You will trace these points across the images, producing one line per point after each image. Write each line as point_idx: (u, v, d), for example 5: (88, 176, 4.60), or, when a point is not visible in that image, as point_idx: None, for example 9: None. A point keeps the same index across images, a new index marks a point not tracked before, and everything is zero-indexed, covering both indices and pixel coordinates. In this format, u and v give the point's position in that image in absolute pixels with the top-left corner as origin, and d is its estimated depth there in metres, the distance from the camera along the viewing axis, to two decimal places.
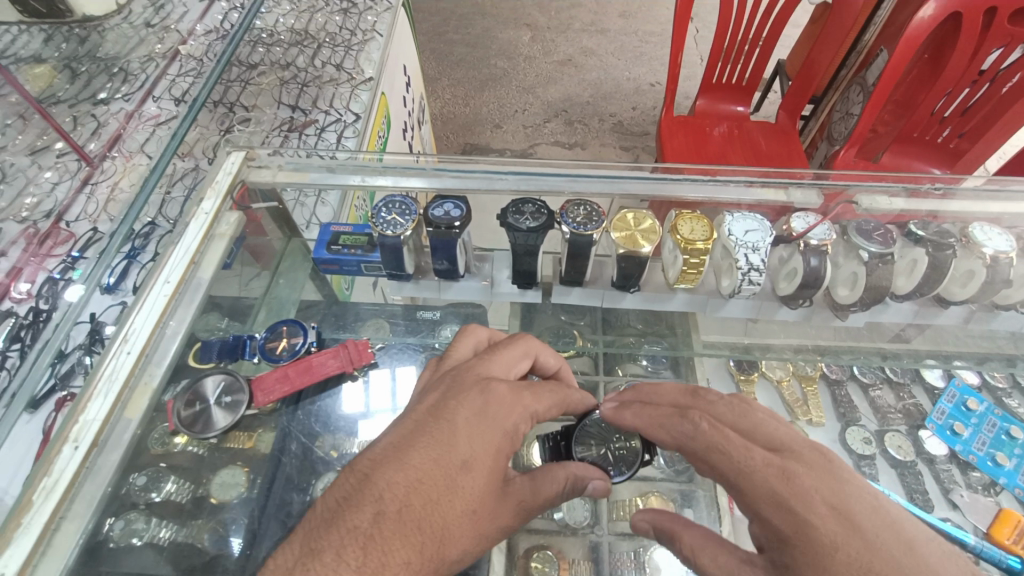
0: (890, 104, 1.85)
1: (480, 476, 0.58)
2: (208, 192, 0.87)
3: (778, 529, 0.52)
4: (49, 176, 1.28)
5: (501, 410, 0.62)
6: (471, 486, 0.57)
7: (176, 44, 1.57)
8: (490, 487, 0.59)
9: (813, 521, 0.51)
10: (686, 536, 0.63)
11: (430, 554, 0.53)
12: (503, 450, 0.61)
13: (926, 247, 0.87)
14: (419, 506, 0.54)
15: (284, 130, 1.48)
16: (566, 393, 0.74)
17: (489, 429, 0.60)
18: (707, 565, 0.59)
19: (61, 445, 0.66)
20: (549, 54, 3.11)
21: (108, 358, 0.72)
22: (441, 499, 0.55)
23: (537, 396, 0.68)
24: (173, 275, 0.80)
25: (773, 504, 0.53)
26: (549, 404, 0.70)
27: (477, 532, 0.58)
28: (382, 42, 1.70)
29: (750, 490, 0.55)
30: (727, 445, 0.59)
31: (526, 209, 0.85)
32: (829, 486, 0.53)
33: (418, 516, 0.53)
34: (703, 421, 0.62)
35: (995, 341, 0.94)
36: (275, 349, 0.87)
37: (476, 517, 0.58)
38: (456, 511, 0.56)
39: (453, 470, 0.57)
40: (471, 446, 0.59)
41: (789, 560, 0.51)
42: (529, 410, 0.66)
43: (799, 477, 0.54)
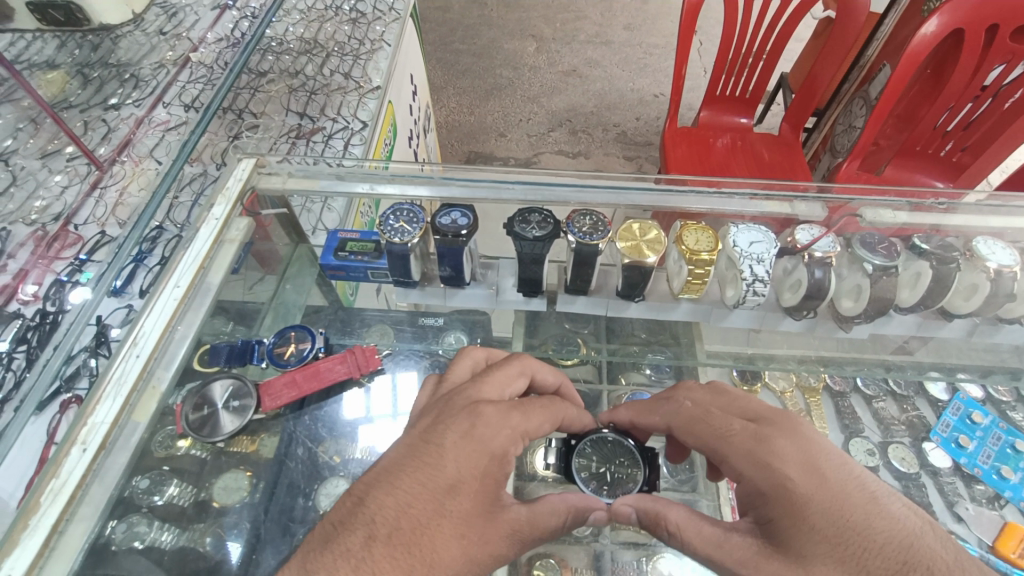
0: (892, 118, 1.86)
1: (470, 498, 0.58)
2: (218, 198, 0.89)
3: (757, 484, 0.59)
4: (59, 180, 1.30)
5: (490, 430, 0.63)
6: (461, 510, 0.57)
7: (187, 52, 1.59)
8: (479, 511, 0.59)
9: (786, 473, 0.57)
10: (671, 514, 0.66)
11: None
12: (493, 473, 0.61)
13: (929, 261, 0.87)
14: (408, 529, 0.54)
15: (291, 137, 1.50)
16: (557, 412, 0.73)
17: (477, 450, 0.61)
18: (692, 537, 0.62)
19: (68, 448, 0.66)
20: (554, 64, 3.14)
21: (117, 361, 0.73)
22: (431, 521, 0.55)
23: (529, 416, 0.68)
24: (183, 280, 0.81)
25: (750, 463, 0.60)
26: (541, 425, 0.70)
27: (469, 561, 0.56)
28: (390, 51, 1.72)
29: (729, 452, 0.63)
30: (709, 417, 0.68)
31: (532, 218, 0.86)
32: (801, 447, 0.59)
33: (407, 539, 0.53)
34: (690, 401, 0.72)
35: (998, 354, 0.94)
36: (283, 354, 0.87)
37: (467, 544, 0.57)
38: (446, 536, 0.55)
39: (441, 493, 0.57)
40: (461, 467, 0.59)
41: (765, 512, 0.57)
42: (518, 431, 0.66)
43: (774, 439, 0.61)
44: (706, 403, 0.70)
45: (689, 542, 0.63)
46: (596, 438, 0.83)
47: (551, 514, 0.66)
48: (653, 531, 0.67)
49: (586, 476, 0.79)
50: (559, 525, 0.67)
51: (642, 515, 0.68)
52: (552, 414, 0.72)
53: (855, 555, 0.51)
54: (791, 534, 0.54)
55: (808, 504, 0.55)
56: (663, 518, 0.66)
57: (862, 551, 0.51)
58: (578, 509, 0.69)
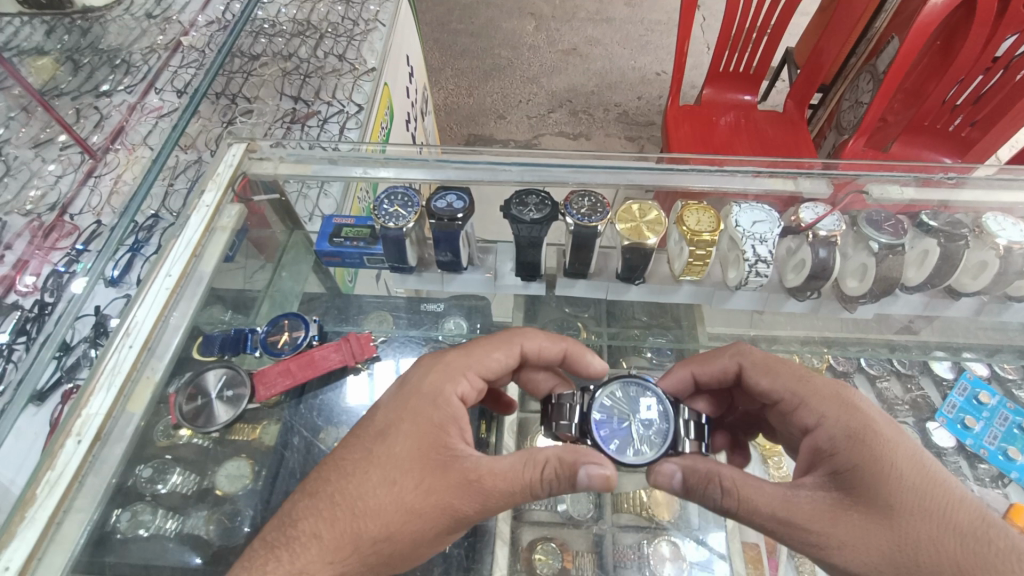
0: (900, 93, 1.82)
1: (401, 447, 0.63)
2: (209, 184, 0.87)
3: (843, 430, 0.64)
4: (52, 169, 1.28)
5: (424, 381, 0.70)
6: (391, 460, 0.62)
7: (178, 36, 1.56)
8: (416, 462, 0.62)
9: (873, 425, 0.63)
10: (725, 470, 0.64)
11: (346, 524, 0.58)
12: (430, 420, 0.65)
13: (937, 238, 0.85)
14: (338, 479, 0.61)
15: (286, 122, 1.48)
16: (517, 345, 0.77)
17: (412, 402, 0.67)
18: (753, 493, 0.61)
19: (63, 440, 0.66)
20: (554, 43, 3.07)
21: (110, 352, 0.72)
22: (355, 471, 0.61)
23: (476, 358, 0.74)
24: (175, 269, 0.80)
25: (841, 412, 0.66)
26: (497, 361, 0.75)
27: (406, 511, 0.59)
28: (385, 32, 1.68)
29: (814, 400, 0.68)
30: (784, 366, 0.74)
31: (529, 200, 0.84)
32: (882, 415, 0.66)
33: (332, 489, 0.61)
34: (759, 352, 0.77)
35: (1005, 332, 0.93)
36: (278, 342, 0.87)
37: (400, 492, 0.60)
38: (371, 480, 0.61)
39: (370, 443, 0.64)
40: (387, 418, 0.65)
41: (852, 459, 0.61)
42: (459, 364, 0.72)
43: (859, 400, 0.67)
44: (775, 360, 0.75)
45: (748, 501, 0.61)
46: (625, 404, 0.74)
47: (519, 467, 0.62)
48: (702, 490, 0.64)
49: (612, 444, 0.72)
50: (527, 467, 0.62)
51: (688, 475, 0.66)
52: (506, 347, 0.76)
53: (941, 512, 0.57)
54: (880, 484, 0.59)
55: (897, 456, 0.60)
56: (716, 473, 0.64)
57: (950, 509, 0.57)
58: (554, 461, 0.62)
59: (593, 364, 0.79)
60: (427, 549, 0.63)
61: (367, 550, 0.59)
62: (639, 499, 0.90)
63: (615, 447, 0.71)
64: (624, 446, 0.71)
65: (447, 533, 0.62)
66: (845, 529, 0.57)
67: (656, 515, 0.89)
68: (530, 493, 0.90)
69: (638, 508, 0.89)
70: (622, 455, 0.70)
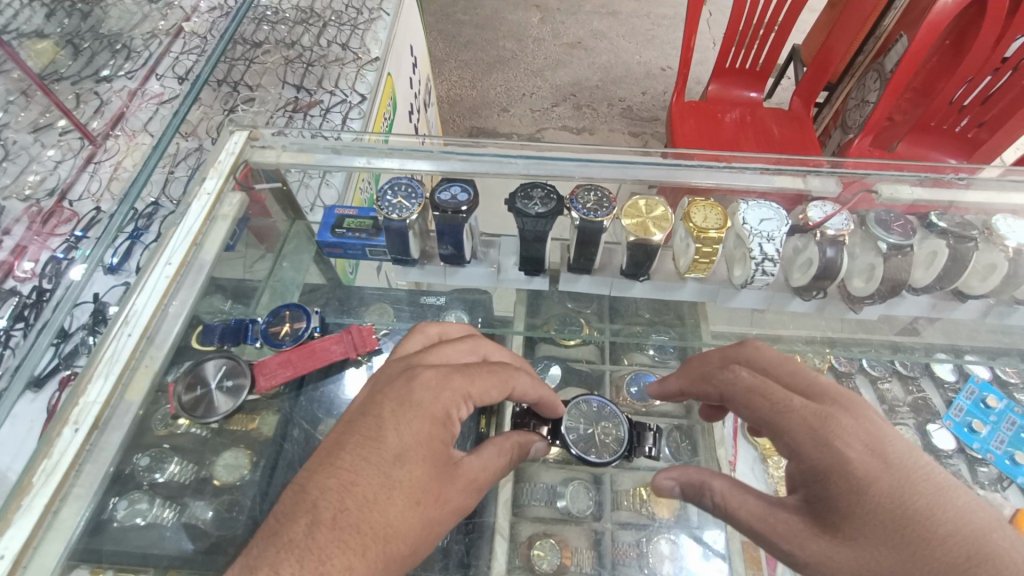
0: (909, 92, 1.80)
1: (422, 469, 0.60)
2: (210, 171, 0.86)
3: (815, 465, 0.58)
4: (52, 154, 1.27)
5: (429, 401, 0.64)
6: (415, 484, 0.60)
7: (180, 21, 1.55)
8: (435, 481, 0.61)
9: (850, 458, 0.57)
10: (716, 484, 0.68)
11: (378, 551, 0.56)
12: (442, 443, 0.63)
13: (947, 239, 0.84)
14: (355, 507, 0.56)
15: (288, 111, 1.46)
16: (511, 382, 0.73)
17: (425, 427, 0.62)
18: (738, 509, 0.64)
19: (61, 427, 0.65)
20: (559, 36, 3.05)
21: (109, 339, 0.72)
22: (377, 497, 0.57)
23: (476, 385, 0.68)
24: (175, 257, 0.79)
25: (814, 443, 0.59)
26: (491, 397, 0.70)
27: (428, 525, 0.60)
28: (389, 21, 1.65)
29: (790, 429, 0.60)
30: (770, 390, 0.64)
31: (535, 194, 0.83)
32: (865, 441, 0.58)
33: (354, 519, 0.56)
34: (746, 371, 0.67)
35: (1010, 335, 0.91)
36: (279, 334, 0.86)
37: (424, 511, 0.60)
38: (397, 506, 0.58)
39: (386, 465, 0.59)
40: (401, 441, 0.61)
41: (823, 494, 0.58)
42: (460, 394, 0.67)
43: (840, 423, 0.59)
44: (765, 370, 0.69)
45: (732, 513, 0.65)
46: (584, 406, 0.86)
47: (502, 462, 0.72)
48: (697, 498, 0.69)
49: (575, 438, 0.83)
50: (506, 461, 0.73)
51: (684, 487, 0.70)
52: (503, 383, 0.71)
53: (916, 548, 0.53)
54: (854, 520, 0.56)
55: (872, 491, 0.56)
56: (707, 486, 0.68)
57: (927, 544, 0.53)
58: (519, 448, 0.76)
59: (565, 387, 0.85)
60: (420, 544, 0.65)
61: (395, 570, 0.58)
62: (640, 496, 0.90)
63: (581, 450, 0.82)
64: (593, 452, 0.82)
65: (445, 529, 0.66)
66: (813, 555, 0.57)
67: (656, 513, 0.88)
68: (529, 488, 0.90)
69: (637, 505, 0.89)
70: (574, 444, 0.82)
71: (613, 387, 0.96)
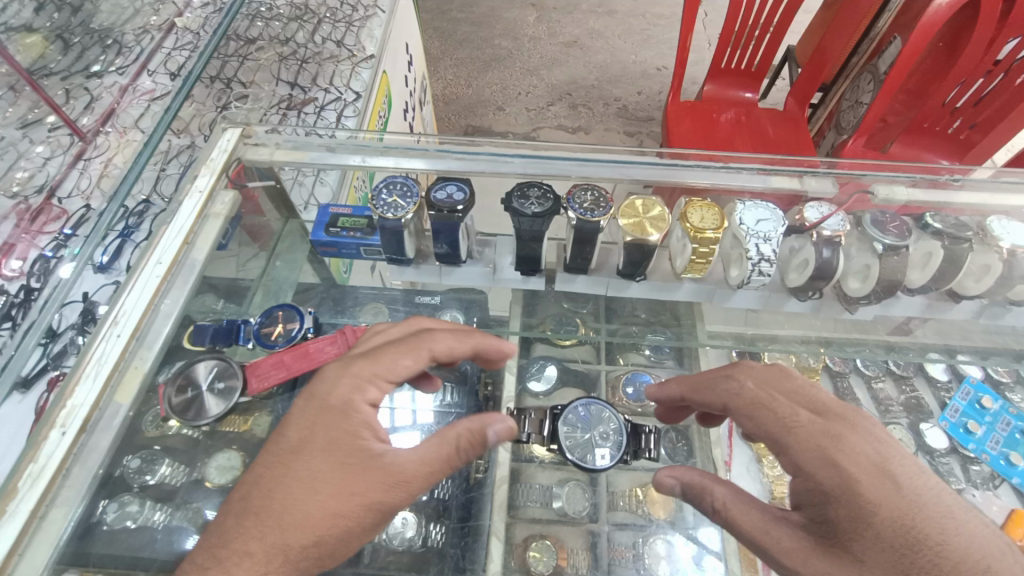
0: (902, 93, 1.81)
1: (322, 459, 0.61)
2: (202, 169, 0.85)
3: (819, 482, 0.59)
4: (41, 151, 1.25)
5: (328, 394, 0.66)
6: (312, 470, 0.60)
7: (172, 17, 1.53)
8: (337, 468, 0.61)
9: (855, 476, 0.58)
10: (717, 492, 0.67)
11: (276, 537, 0.57)
12: (345, 432, 0.63)
13: (942, 240, 0.85)
14: (259, 498, 0.59)
15: (282, 108, 1.45)
16: (426, 351, 0.72)
17: (323, 414, 0.64)
18: (739, 519, 0.63)
19: (48, 430, 0.64)
20: (555, 35, 3.04)
21: (98, 340, 0.70)
22: (279, 487, 0.59)
23: (382, 363, 0.69)
24: (166, 257, 0.78)
25: (820, 460, 0.60)
26: (406, 367, 0.70)
27: (332, 515, 0.59)
28: (385, 18, 1.64)
29: (796, 443, 0.62)
30: (775, 404, 0.65)
31: (531, 193, 0.82)
32: (869, 460, 0.59)
33: (257, 508, 0.58)
34: (751, 383, 0.68)
35: (1002, 336, 0.92)
36: (271, 335, 0.85)
37: (324, 499, 0.59)
38: (296, 495, 0.59)
39: (288, 458, 0.61)
40: (302, 433, 0.63)
41: (827, 512, 0.58)
42: (361, 377, 0.68)
43: (846, 441, 0.60)
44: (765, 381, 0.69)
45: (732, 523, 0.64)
46: (581, 408, 0.86)
47: (439, 452, 0.65)
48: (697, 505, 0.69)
49: (571, 445, 0.83)
50: (446, 452, 0.65)
51: (686, 492, 0.70)
52: (413, 351, 0.71)
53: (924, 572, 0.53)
54: (860, 539, 0.55)
55: (877, 510, 0.56)
56: (708, 493, 0.68)
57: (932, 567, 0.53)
58: (465, 432, 0.66)
59: (503, 346, 0.78)
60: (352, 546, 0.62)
61: (299, 560, 0.57)
62: (636, 497, 0.90)
63: (577, 456, 0.82)
64: (589, 458, 0.82)
65: (369, 528, 0.62)
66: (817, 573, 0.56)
67: (652, 513, 0.88)
68: (525, 489, 0.90)
69: (633, 506, 0.89)
70: (570, 451, 0.82)
71: (608, 388, 0.95)
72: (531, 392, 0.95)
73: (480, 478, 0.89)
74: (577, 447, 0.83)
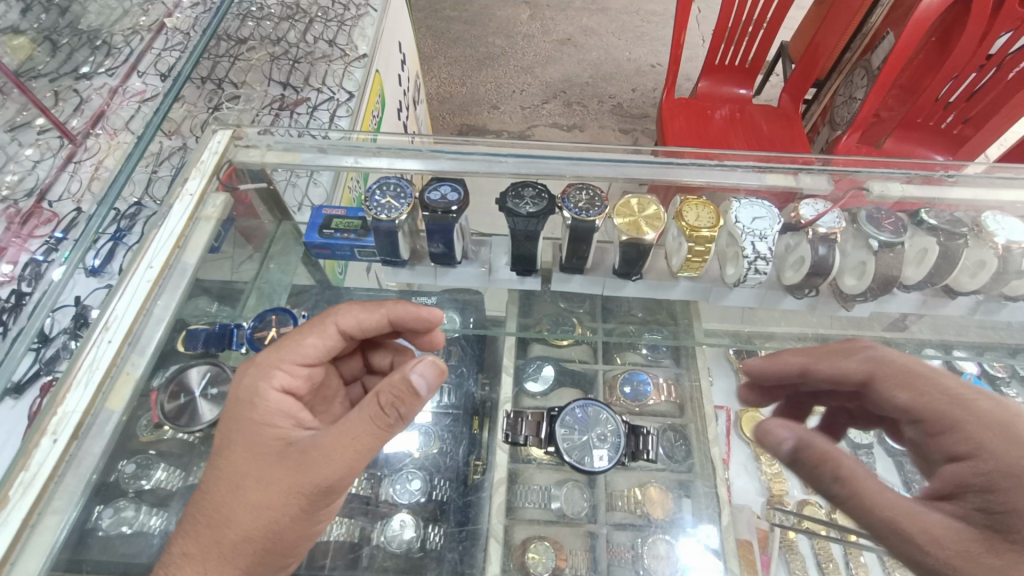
0: (895, 89, 1.83)
1: (237, 454, 0.62)
2: (192, 171, 0.84)
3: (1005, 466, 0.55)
4: (30, 153, 1.24)
5: (237, 388, 0.68)
6: (231, 468, 0.61)
7: (162, 17, 1.51)
8: (253, 461, 0.61)
9: None
10: (846, 461, 0.62)
11: (207, 536, 0.59)
12: (257, 423, 0.64)
13: (937, 236, 0.85)
14: (194, 503, 0.62)
15: (274, 108, 1.44)
16: (332, 325, 0.73)
17: (234, 410, 0.65)
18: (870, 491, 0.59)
19: (38, 437, 0.62)
20: (549, 32, 3.03)
21: (89, 345, 0.69)
22: (206, 488, 0.61)
23: (287, 347, 0.71)
24: (157, 260, 0.77)
25: (1003, 439, 0.56)
26: (312, 345, 0.72)
27: (254, 508, 0.59)
28: (377, 17, 1.63)
29: (974, 422, 0.59)
30: (943, 382, 0.64)
31: (525, 193, 0.82)
32: None
33: (193, 511, 0.61)
34: (903, 358, 0.69)
35: (997, 331, 0.92)
36: (264, 339, 0.84)
37: (243, 494, 0.60)
38: (220, 494, 0.60)
39: (212, 459, 0.63)
40: (222, 432, 0.64)
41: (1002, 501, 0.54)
42: (265, 365, 0.69)
43: None
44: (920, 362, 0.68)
45: (862, 491, 0.60)
46: (577, 409, 0.85)
47: (358, 417, 0.60)
48: (812, 467, 0.64)
49: (569, 447, 0.83)
50: (371, 414, 0.60)
51: (800, 447, 0.65)
52: (315, 330, 0.72)
53: None
54: None
55: None
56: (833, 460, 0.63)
57: None
58: (385, 384, 0.61)
59: (421, 314, 0.75)
60: (295, 533, 0.63)
61: (232, 555, 0.59)
62: (634, 497, 0.89)
63: (576, 459, 0.82)
64: (587, 460, 0.82)
65: (303, 513, 0.61)
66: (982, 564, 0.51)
67: (650, 513, 0.88)
68: (523, 491, 0.90)
69: (632, 506, 0.89)
70: (567, 453, 0.83)
71: (605, 387, 0.95)
72: (529, 392, 0.95)
73: (479, 480, 0.91)
74: (575, 449, 0.83)
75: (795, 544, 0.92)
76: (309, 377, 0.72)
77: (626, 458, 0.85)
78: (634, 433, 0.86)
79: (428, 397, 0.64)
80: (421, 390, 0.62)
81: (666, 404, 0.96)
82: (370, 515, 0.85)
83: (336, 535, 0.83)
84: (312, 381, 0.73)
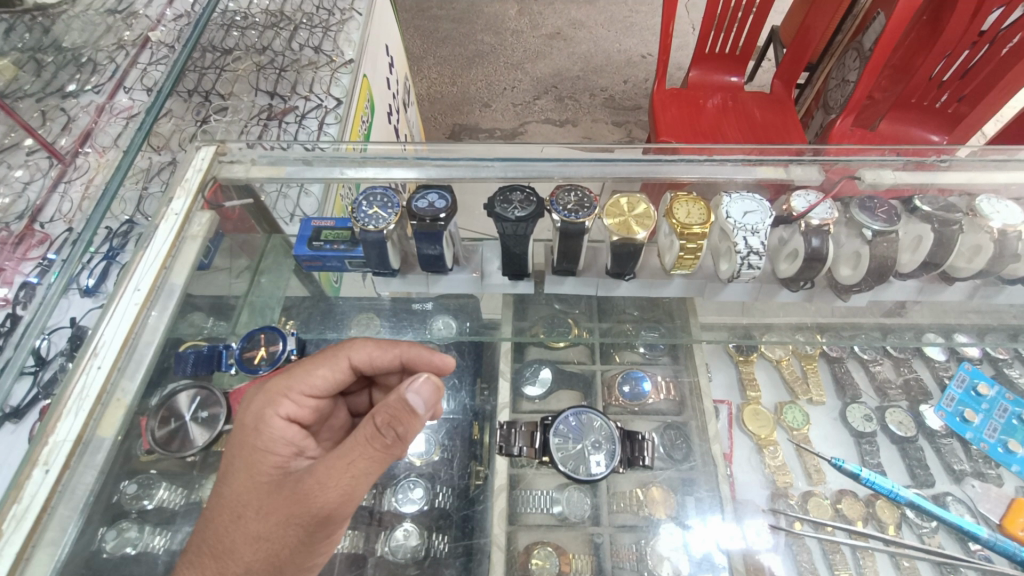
0: (887, 69, 1.79)
1: (240, 483, 0.62)
2: (177, 191, 0.83)
3: None
4: (20, 175, 1.23)
5: (243, 417, 0.68)
6: (234, 498, 0.62)
7: (145, 31, 1.50)
8: (254, 491, 0.61)
9: None
10: None
11: (212, 569, 0.59)
12: (260, 450, 0.64)
13: (931, 223, 0.83)
14: (200, 535, 0.62)
15: (262, 119, 1.43)
16: (344, 359, 0.73)
17: (241, 438, 0.66)
18: None
19: (30, 469, 0.63)
20: (537, 27, 3.01)
21: (78, 373, 0.69)
22: (211, 518, 0.62)
23: (296, 375, 0.71)
24: (144, 282, 0.76)
25: None
26: (320, 376, 0.71)
27: (254, 539, 0.59)
28: (362, 21, 1.61)
29: None
30: None
31: (514, 197, 0.81)
32: None
33: (199, 542, 0.62)
34: None
35: (998, 314, 0.92)
36: (253, 359, 0.83)
37: (245, 524, 0.60)
38: (223, 525, 0.61)
39: (218, 489, 0.64)
40: (227, 461, 0.65)
41: None
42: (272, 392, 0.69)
43: None
44: None
45: None
46: (569, 418, 0.84)
47: (353, 440, 0.59)
48: None
49: (563, 456, 0.82)
50: (367, 436, 0.58)
51: None
52: (324, 359, 0.72)
53: None
54: None
55: None
56: None
57: None
58: (381, 405, 0.59)
59: (433, 359, 0.75)
60: (299, 563, 0.62)
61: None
62: (636, 497, 0.89)
63: (570, 468, 0.81)
64: (582, 469, 0.81)
65: (304, 543, 0.60)
66: None
67: (652, 513, 0.88)
68: (526, 496, 0.90)
69: (634, 507, 0.89)
70: (561, 463, 0.81)
71: (604, 388, 0.95)
72: (527, 396, 0.95)
73: (481, 487, 0.91)
74: (571, 459, 0.82)
75: (801, 536, 0.89)
76: (316, 408, 0.72)
77: (621, 467, 0.83)
78: (631, 439, 0.85)
79: (427, 417, 0.62)
80: (419, 408, 0.59)
81: (666, 401, 0.96)
82: (373, 524, 0.87)
83: (341, 547, 0.84)
84: (319, 412, 0.73)
